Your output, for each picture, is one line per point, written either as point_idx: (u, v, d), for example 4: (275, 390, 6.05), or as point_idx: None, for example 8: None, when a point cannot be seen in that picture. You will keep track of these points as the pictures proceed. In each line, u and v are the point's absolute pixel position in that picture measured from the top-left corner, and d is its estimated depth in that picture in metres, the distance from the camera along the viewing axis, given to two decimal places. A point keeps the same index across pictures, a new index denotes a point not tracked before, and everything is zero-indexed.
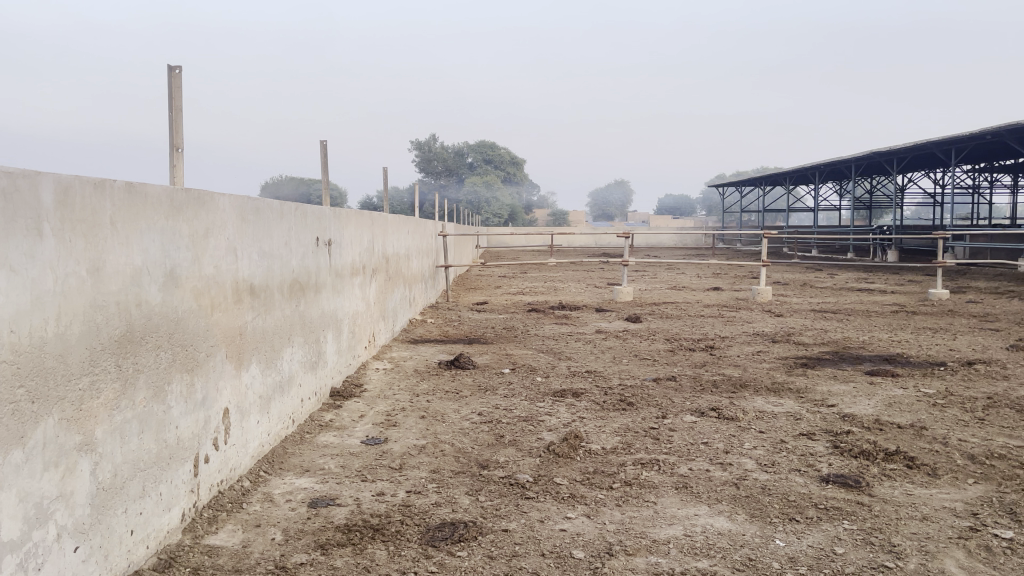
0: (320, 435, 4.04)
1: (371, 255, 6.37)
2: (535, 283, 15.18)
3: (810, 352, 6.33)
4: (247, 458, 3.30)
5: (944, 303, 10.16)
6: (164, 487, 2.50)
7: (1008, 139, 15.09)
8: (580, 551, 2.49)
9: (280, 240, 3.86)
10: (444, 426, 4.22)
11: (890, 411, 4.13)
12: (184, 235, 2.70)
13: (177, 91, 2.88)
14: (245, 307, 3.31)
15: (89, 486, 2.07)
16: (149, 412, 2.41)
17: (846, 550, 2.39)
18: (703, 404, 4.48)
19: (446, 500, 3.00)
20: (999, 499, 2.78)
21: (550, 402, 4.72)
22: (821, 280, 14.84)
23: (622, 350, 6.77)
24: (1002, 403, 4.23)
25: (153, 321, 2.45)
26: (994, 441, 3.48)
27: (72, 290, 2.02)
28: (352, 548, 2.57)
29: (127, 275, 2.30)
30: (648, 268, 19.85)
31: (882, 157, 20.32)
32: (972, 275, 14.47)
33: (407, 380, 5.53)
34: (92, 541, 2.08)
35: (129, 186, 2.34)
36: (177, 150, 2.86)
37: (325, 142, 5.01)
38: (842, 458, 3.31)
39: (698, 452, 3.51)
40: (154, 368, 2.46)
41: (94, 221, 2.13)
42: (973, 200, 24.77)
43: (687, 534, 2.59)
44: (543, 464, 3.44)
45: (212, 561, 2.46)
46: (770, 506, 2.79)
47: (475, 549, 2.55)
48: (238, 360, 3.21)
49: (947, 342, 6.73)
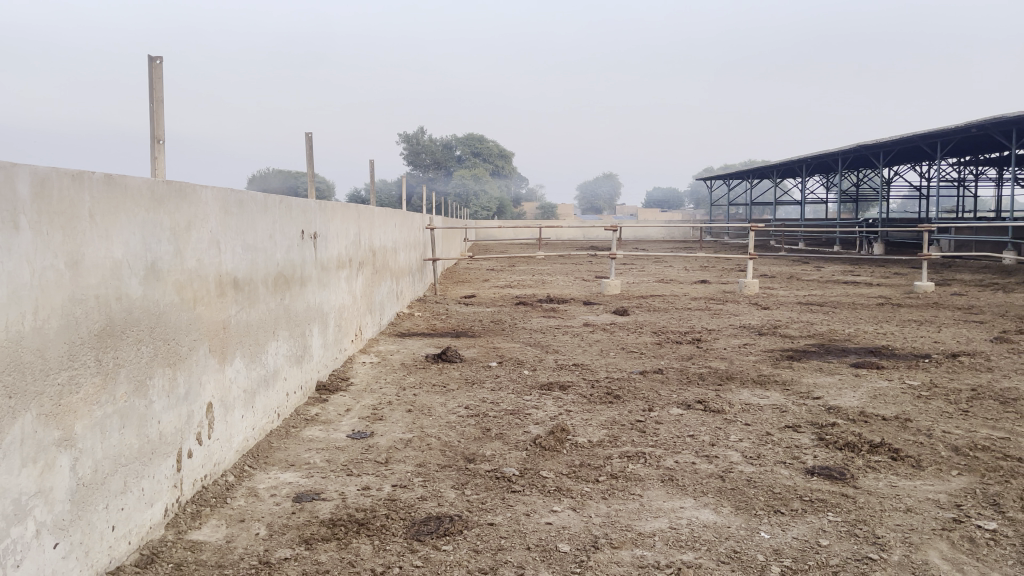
0: (306, 429, 4.01)
1: (357, 249, 6.33)
2: (523, 276, 15.17)
3: (797, 345, 6.36)
4: (231, 452, 3.27)
5: (929, 296, 10.24)
6: (146, 483, 2.47)
7: (994, 133, 15.19)
8: (565, 544, 2.49)
9: (264, 232, 3.82)
10: (431, 419, 4.20)
11: (875, 403, 4.16)
12: (166, 227, 2.66)
13: (158, 81, 2.83)
14: (228, 300, 3.28)
15: (69, 482, 2.04)
16: (131, 407, 2.37)
17: (830, 542, 2.40)
18: (690, 397, 4.49)
19: (432, 494, 2.99)
20: (983, 490, 2.81)
21: (537, 395, 4.71)
22: (808, 273, 14.95)
23: (609, 343, 6.77)
24: (986, 395, 4.27)
25: (134, 315, 2.42)
26: (978, 433, 3.51)
27: (50, 284, 1.98)
28: (337, 543, 2.55)
29: (107, 268, 2.27)
30: (637, 262, 19.89)
31: (869, 150, 20.42)
32: (957, 267, 14.60)
33: (394, 373, 5.51)
34: (72, 538, 2.05)
35: (108, 178, 2.30)
36: (158, 142, 2.82)
37: (311, 135, 4.97)
38: (827, 450, 3.33)
39: (684, 445, 3.51)
40: (136, 362, 2.42)
41: (73, 214, 2.10)
42: (959, 193, 24.95)
43: (672, 527, 2.59)
44: (529, 457, 3.44)
45: (195, 557, 2.44)
46: (755, 499, 2.80)
47: (460, 542, 2.54)
48: (222, 354, 3.18)
49: (933, 334, 6.78)
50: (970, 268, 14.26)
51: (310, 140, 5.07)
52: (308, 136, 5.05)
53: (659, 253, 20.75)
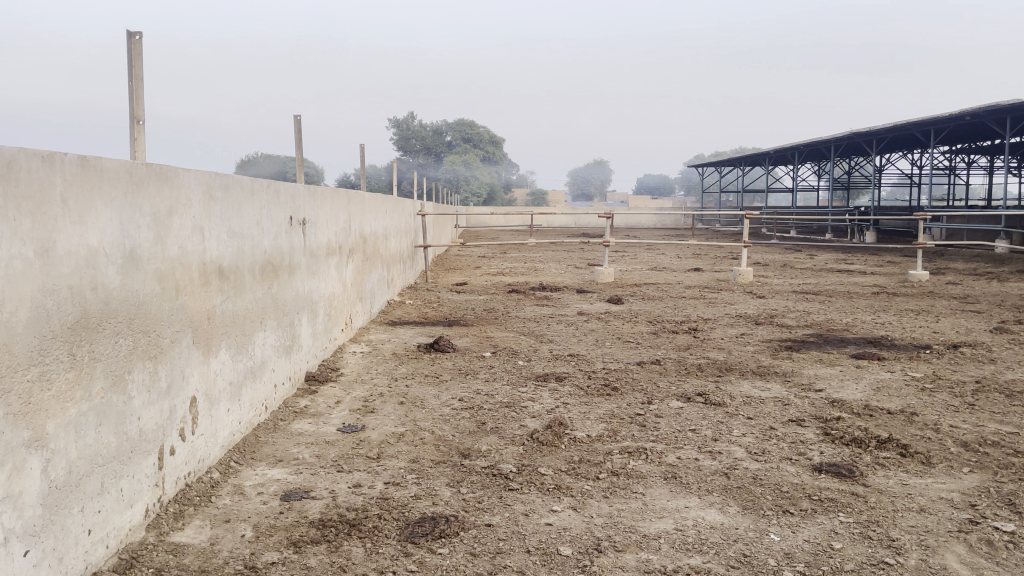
0: (295, 423, 3.87)
1: (347, 235, 6.16)
2: (514, 263, 15.01)
3: (795, 335, 6.29)
4: (216, 448, 3.13)
5: (924, 285, 10.17)
6: (125, 483, 2.33)
7: (988, 122, 15.07)
8: (567, 548, 2.38)
9: (250, 218, 3.65)
10: (424, 412, 4.08)
11: (879, 396, 4.08)
12: (146, 211, 2.50)
13: (137, 58, 2.66)
14: (213, 290, 3.12)
15: (39, 486, 1.89)
16: (108, 404, 2.22)
17: (844, 545, 2.30)
18: (690, 389, 4.39)
19: (426, 493, 2.87)
20: (997, 489, 2.72)
21: (533, 387, 4.60)
22: (800, 260, 14.95)
23: (604, 333, 6.67)
24: (991, 388, 4.19)
25: (111, 306, 2.26)
26: (986, 427, 3.42)
27: (18, 274, 1.82)
28: (327, 546, 2.43)
29: (82, 256, 2.10)
30: (630, 250, 19.83)
31: (862, 138, 20.36)
32: (949, 256, 14.58)
33: (385, 364, 5.37)
34: (45, 545, 1.90)
35: (83, 159, 2.13)
36: (137, 123, 2.66)
37: (299, 118, 4.77)
38: (834, 446, 3.23)
39: (686, 440, 3.41)
40: (113, 357, 2.27)
41: (44, 198, 1.93)
42: (950, 181, 24.91)
43: (678, 528, 2.49)
44: (527, 453, 3.33)
45: (177, 562, 2.31)
46: (763, 498, 2.70)
47: (456, 545, 2.42)
48: (206, 346, 3.03)
49: (931, 324, 6.72)
50: (963, 258, 14.20)
51: (298, 123, 4.89)
52: (296, 118, 4.87)
53: (650, 242, 20.67)
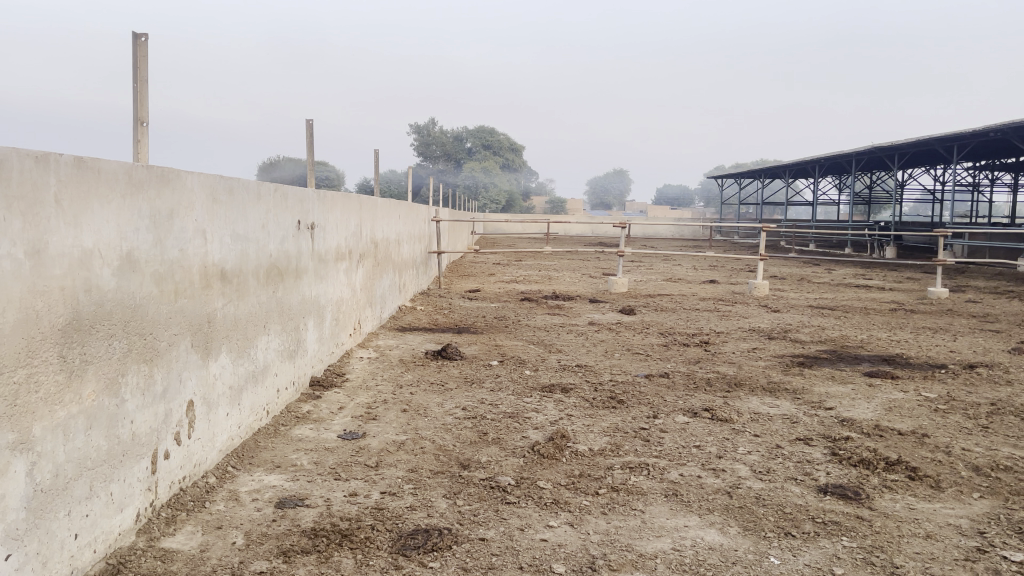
0: (295, 428, 3.86)
1: (358, 240, 6.16)
2: (529, 271, 14.94)
3: (808, 350, 6.18)
4: (214, 452, 3.12)
5: (943, 302, 9.98)
6: (116, 487, 2.31)
7: (1012, 139, 14.79)
8: (560, 566, 2.32)
9: (256, 221, 3.64)
10: (426, 421, 4.04)
11: (890, 415, 3.98)
12: (145, 214, 2.50)
13: (142, 60, 2.66)
14: (214, 293, 3.11)
15: (24, 488, 1.88)
16: (99, 407, 2.21)
17: (845, 571, 2.22)
18: (697, 404, 4.31)
19: (422, 504, 2.83)
20: (1007, 516, 2.63)
21: (537, 397, 4.55)
22: (818, 275, 14.73)
23: (614, 344, 6.59)
24: (1006, 410, 4.08)
25: (106, 308, 2.25)
26: (999, 451, 3.32)
27: (7, 275, 1.81)
28: (317, 556, 2.40)
29: (75, 258, 2.09)
30: (645, 260, 19.68)
31: (884, 151, 20.08)
32: (971, 274, 14.31)
33: (391, 370, 5.35)
34: (27, 548, 1.89)
35: (79, 161, 2.12)
36: (140, 125, 2.66)
37: (310, 123, 4.78)
38: (841, 466, 3.15)
39: (689, 456, 3.34)
40: (107, 359, 2.26)
41: (37, 198, 1.93)
42: (974, 197, 24.48)
43: (676, 549, 2.42)
44: (526, 466, 3.27)
45: (164, 568, 2.29)
46: (765, 519, 2.63)
47: (448, 560, 2.38)
48: (205, 349, 3.02)
49: (948, 343, 6.57)
50: (985, 276, 13.93)
51: (310, 127, 4.90)
52: (308, 123, 4.88)
53: (666, 254, 20.49)
